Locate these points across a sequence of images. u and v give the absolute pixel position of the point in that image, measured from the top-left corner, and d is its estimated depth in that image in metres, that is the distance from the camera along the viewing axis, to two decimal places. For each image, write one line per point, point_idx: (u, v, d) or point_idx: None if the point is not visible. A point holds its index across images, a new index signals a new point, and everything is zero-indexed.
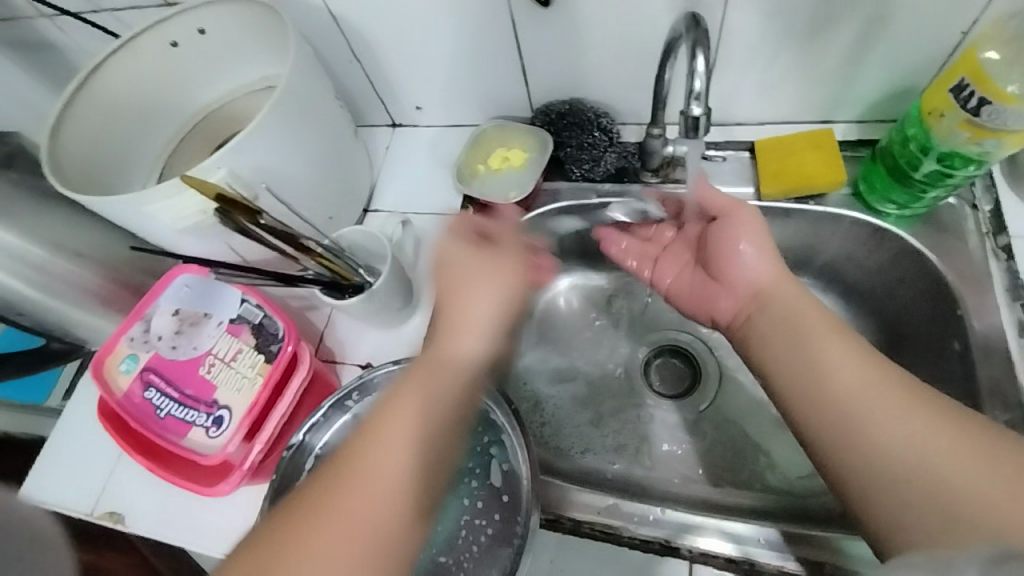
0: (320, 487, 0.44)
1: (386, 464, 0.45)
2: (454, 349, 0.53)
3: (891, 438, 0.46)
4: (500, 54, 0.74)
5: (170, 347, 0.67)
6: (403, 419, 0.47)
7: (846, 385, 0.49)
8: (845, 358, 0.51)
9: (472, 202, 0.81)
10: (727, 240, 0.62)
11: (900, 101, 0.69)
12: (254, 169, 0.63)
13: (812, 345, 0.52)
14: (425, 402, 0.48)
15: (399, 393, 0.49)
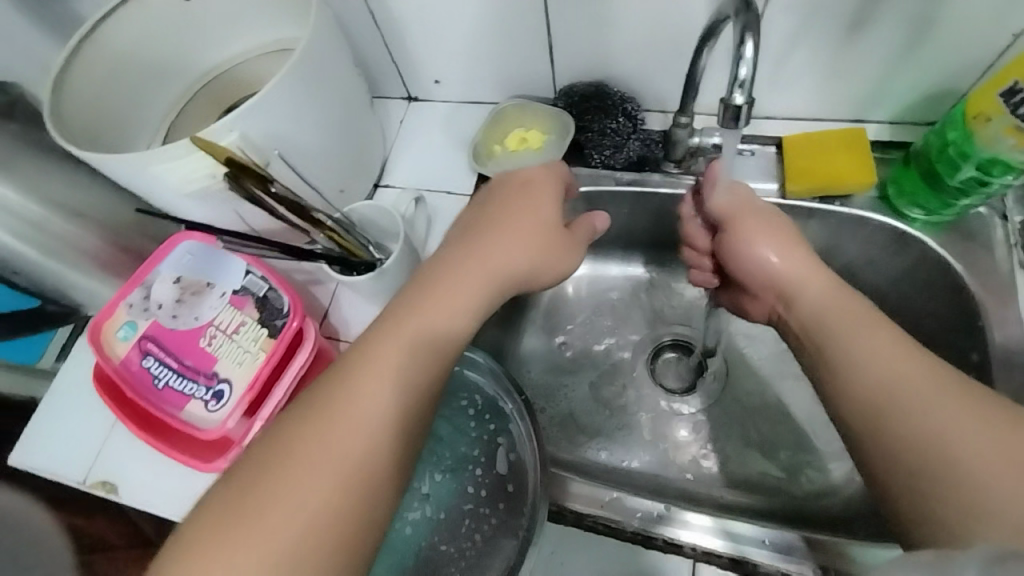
0: (321, 436, 0.42)
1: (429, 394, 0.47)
2: (438, 321, 0.49)
3: (925, 429, 0.43)
4: (528, 30, 0.71)
5: (170, 316, 0.65)
6: (384, 385, 0.45)
7: (881, 371, 0.46)
8: (877, 347, 0.48)
9: (487, 183, 0.79)
10: (747, 233, 0.60)
11: (936, 104, 0.67)
12: (267, 133, 0.60)
13: (843, 339, 0.50)
14: (406, 355, 0.46)
15: (374, 350, 0.46)
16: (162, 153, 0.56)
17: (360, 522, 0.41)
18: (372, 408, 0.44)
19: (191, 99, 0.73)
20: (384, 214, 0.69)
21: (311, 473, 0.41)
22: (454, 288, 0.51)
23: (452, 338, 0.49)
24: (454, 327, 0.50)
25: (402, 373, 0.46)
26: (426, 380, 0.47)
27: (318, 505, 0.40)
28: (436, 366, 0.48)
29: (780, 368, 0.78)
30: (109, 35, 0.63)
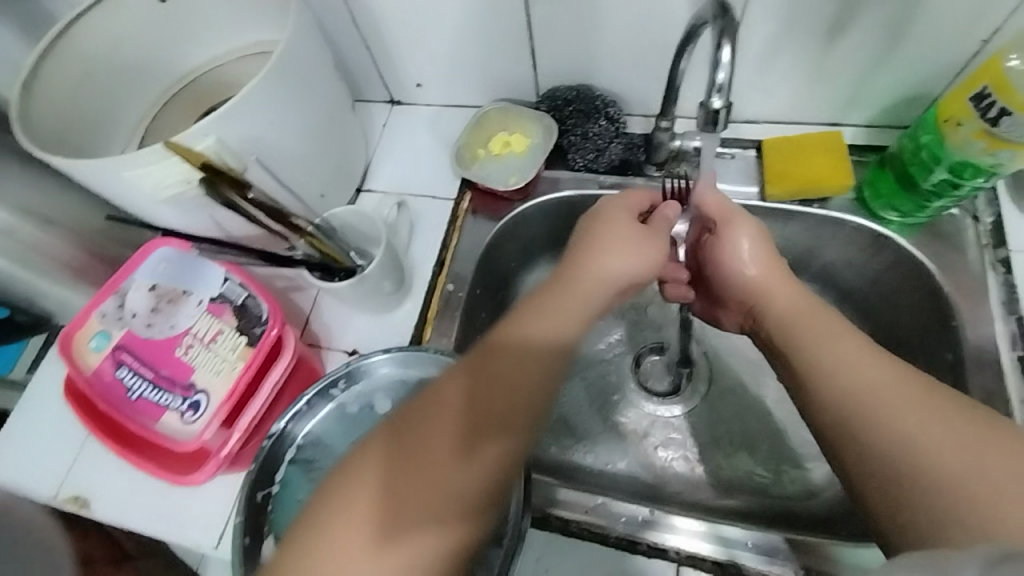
0: (439, 440, 0.43)
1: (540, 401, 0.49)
2: (550, 333, 0.51)
3: (888, 432, 0.43)
4: (510, 34, 0.71)
5: (145, 325, 0.63)
6: (505, 394, 0.47)
7: (849, 379, 0.47)
8: (846, 355, 0.49)
9: (470, 187, 0.79)
10: (726, 242, 0.60)
11: (909, 108, 0.68)
12: (243, 138, 0.58)
13: (812, 349, 0.51)
14: (499, 391, 0.47)
15: (490, 379, 0.47)
16: (133, 158, 0.54)
17: (410, 557, 0.40)
18: (496, 417, 0.46)
19: (167, 103, 0.72)
20: (366, 219, 0.68)
21: (436, 479, 0.42)
22: (545, 318, 0.52)
23: (557, 342, 0.51)
24: (559, 335, 0.52)
25: (522, 380, 0.48)
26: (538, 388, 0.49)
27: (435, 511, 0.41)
28: (544, 374, 0.50)
29: (762, 368, 0.79)
30: (83, 37, 0.62)
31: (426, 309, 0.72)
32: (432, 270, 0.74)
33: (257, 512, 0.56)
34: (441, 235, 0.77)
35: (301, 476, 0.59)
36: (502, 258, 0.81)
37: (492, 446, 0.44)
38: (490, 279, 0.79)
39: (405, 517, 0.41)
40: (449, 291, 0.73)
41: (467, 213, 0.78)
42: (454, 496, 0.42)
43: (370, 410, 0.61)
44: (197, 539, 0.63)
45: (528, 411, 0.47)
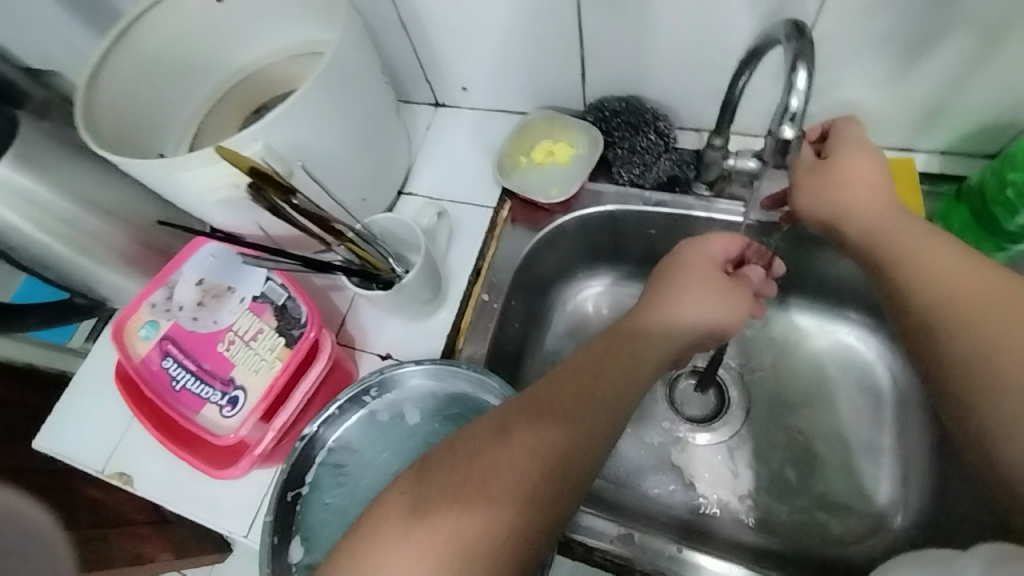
0: (549, 396, 0.47)
1: (647, 376, 0.51)
2: (663, 322, 0.53)
3: (978, 345, 0.43)
4: (561, 42, 0.70)
5: (191, 318, 0.66)
6: (613, 367, 0.49)
7: (954, 290, 0.46)
8: (950, 266, 0.47)
9: (510, 195, 0.78)
10: (852, 146, 0.53)
11: (993, 136, 0.62)
12: (291, 144, 0.60)
13: (914, 260, 0.48)
14: (575, 395, 0.47)
15: (601, 356, 0.50)
16: (186, 162, 0.56)
17: (492, 499, 0.41)
18: (607, 385, 0.48)
19: (221, 99, 0.74)
20: (401, 224, 0.68)
21: (538, 431, 0.45)
22: (642, 334, 0.52)
23: (685, 324, 0.54)
24: (679, 319, 0.54)
25: (635, 354, 0.51)
26: (644, 363, 0.51)
27: (534, 462, 0.43)
28: (653, 353, 0.52)
29: (806, 402, 0.74)
30: (142, 37, 0.65)
31: (460, 318, 0.71)
32: (467, 278, 0.74)
33: (286, 512, 0.58)
34: (478, 242, 0.76)
35: (329, 478, 0.60)
36: (539, 268, 0.79)
37: (534, 448, 0.44)
38: (525, 289, 0.78)
39: (438, 496, 0.41)
40: (483, 301, 0.72)
41: (506, 221, 0.77)
42: (546, 450, 0.44)
43: (399, 420, 0.61)
44: (230, 527, 0.65)
45: (637, 381, 0.50)
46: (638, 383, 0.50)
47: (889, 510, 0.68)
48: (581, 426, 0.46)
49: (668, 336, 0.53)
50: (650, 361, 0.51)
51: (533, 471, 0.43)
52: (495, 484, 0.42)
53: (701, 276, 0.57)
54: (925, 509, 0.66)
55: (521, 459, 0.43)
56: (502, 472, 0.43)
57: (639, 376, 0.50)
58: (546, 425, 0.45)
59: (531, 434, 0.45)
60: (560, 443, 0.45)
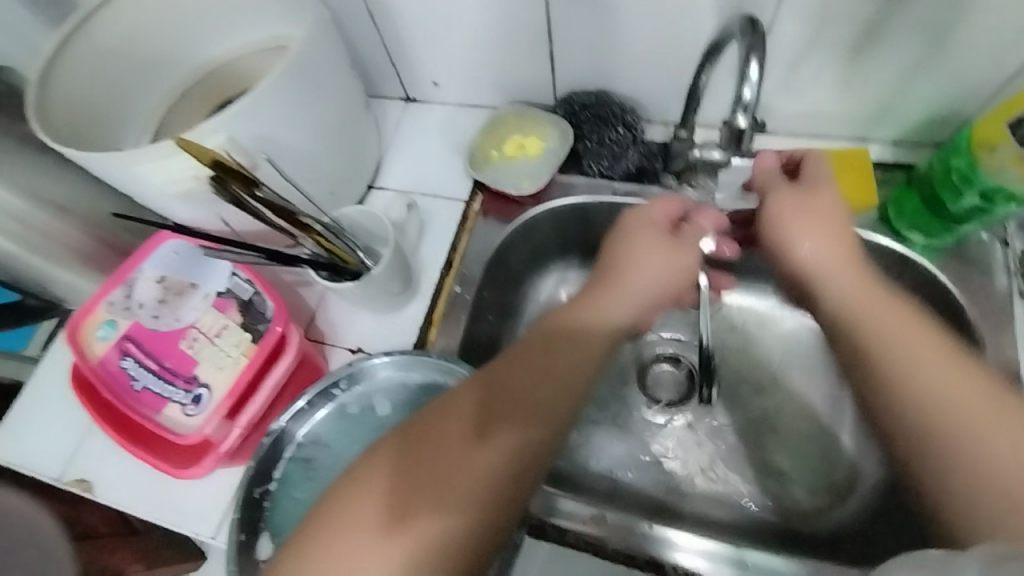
0: (483, 398, 0.47)
1: (584, 364, 0.51)
2: (598, 313, 0.53)
3: (933, 415, 0.43)
4: (529, 36, 0.70)
5: (152, 316, 0.63)
6: (547, 362, 0.50)
7: (909, 360, 0.46)
8: (910, 336, 0.47)
9: (482, 189, 0.78)
10: (789, 209, 0.54)
11: (940, 126, 0.65)
12: (255, 136, 0.58)
13: (869, 328, 0.49)
14: (539, 383, 0.49)
15: (534, 351, 0.50)
16: (145, 154, 0.54)
17: (444, 513, 0.42)
18: (542, 377, 0.49)
19: (184, 96, 0.71)
20: (368, 216, 0.67)
21: (477, 436, 0.45)
22: (604, 315, 0.53)
23: (622, 309, 0.54)
24: (614, 304, 0.54)
25: (570, 345, 0.51)
26: (581, 352, 0.51)
27: (480, 471, 0.44)
28: (589, 338, 0.52)
29: (773, 385, 0.76)
30: (99, 32, 0.63)
31: (432, 309, 0.71)
32: (439, 271, 0.74)
33: (253, 508, 0.56)
34: (450, 236, 0.76)
35: (298, 474, 0.58)
36: (512, 261, 0.80)
37: (510, 435, 0.46)
38: (498, 282, 0.78)
39: (410, 500, 0.43)
40: (456, 293, 0.72)
41: (478, 215, 0.77)
42: (490, 455, 0.45)
43: (369, 413, 0.60)
44: (196, 529, 0.63)
45: (575, 369, 0.50)
46: (575, 371, 0.50)
47: (852, 487, 0.71)
48: (520, 423, 0.47)
49: (603, 321, 0.53)
50: (589, 349, 0.52)
51: (481, 480, 0.44)
52: (476, 472, 0.44)
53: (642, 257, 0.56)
54: (886, 485, 0.69)
55: (467, 468, 0.44)
56: (481, 459, 0.45)
57: (578, 366, 0.50)
58: (515, 413, 0.47)
59: (502, 422, 0.46)
60: (502, 441, 0.45)
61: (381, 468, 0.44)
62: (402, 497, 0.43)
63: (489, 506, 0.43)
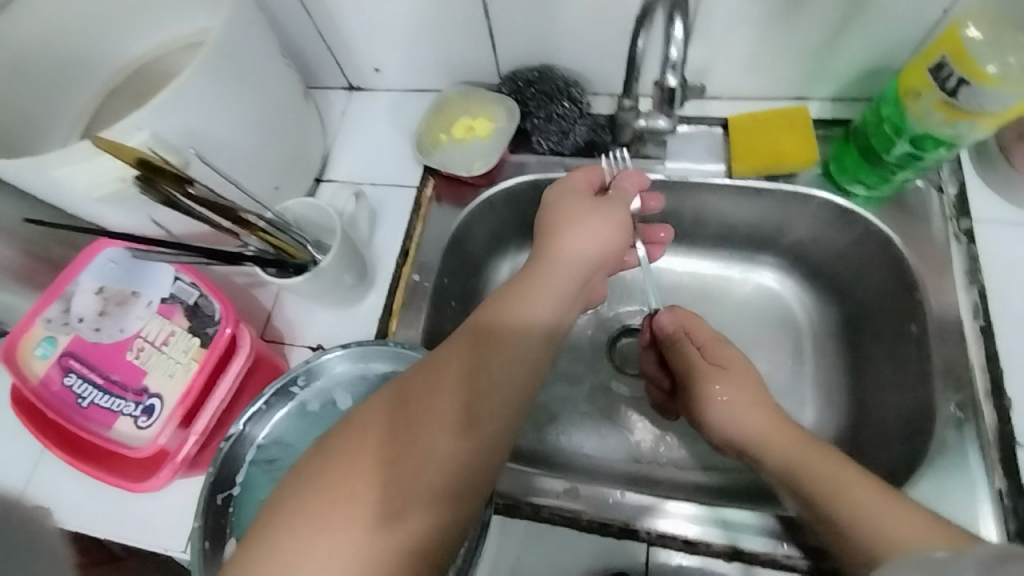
0: (448, 382, 0.46)
1: (541, 342, 0.51)
2: (544, 295, 0.54)
3: (801, 480, 0.50)
4: (464, 13, 0.68)
5: (94, 329, 0.61)
6: (505, 345, 0.49)
7: (770, 434, 0.54)
8: (764, 416, 0.56)
9: (434, 173, 0.77)
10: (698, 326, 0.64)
11: (873, 79, 0.67)
12: (182, 131, 0.55)
13: (728, 402, 0.57)
14: (501, 374, 0.48)
15: (492, 335, 0.49)
16: (67, 154, 0.52)
17: (426, 509, 0.41)
18: (506, 359, 0.49)
19: (112, 94, 0.68)
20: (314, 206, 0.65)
21: (451, 423, 0.44)
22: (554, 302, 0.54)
23: (565, 289, 0.55)
24: (559, 284, 0.55)
25: (524, 326, 0.51)
26: (536, 329, 0.51)
27: (457, 458, 0.43)
28: (541, 316, 0.52)
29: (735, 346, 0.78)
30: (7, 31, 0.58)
31: (391, 300, 0.70)
32: (396, 260, 0.72)
33: (217, 515, 0.55)
34: (405, 224, 0.75)
35: (261, 476, 0.57)
36: (471, 245, 0.79)
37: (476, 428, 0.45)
38: (458, 268, 0.77)
39: (389, 499, 0.41)
40: (414, 282, 0.71)
41: (432, 200, 0.76)
42: (465, 441, 0.44)
43: (331, 408, 0.59)
44: (163, 543, 0.61)
45: (531, 347, 0.50)
46: (533, 350, 0.50)
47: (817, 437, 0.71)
48: (490, 405, 0.46)
49: (552, 298, 0.54)
50: (544, 325, 0.52)
51: (462, 469, 0.43)
52: (446, 470, 0.42)
53: (577, 239, 0.58)
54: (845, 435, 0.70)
55: (447, 456, 0.43)
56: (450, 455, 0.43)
57: (535, 344, 0.51)
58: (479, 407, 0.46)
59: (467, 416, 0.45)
60: (475, 425, 0.45)
61: (348, 470, 0.41)
62: (375, 500, 0.40)
63: (468, 491, 0.43)
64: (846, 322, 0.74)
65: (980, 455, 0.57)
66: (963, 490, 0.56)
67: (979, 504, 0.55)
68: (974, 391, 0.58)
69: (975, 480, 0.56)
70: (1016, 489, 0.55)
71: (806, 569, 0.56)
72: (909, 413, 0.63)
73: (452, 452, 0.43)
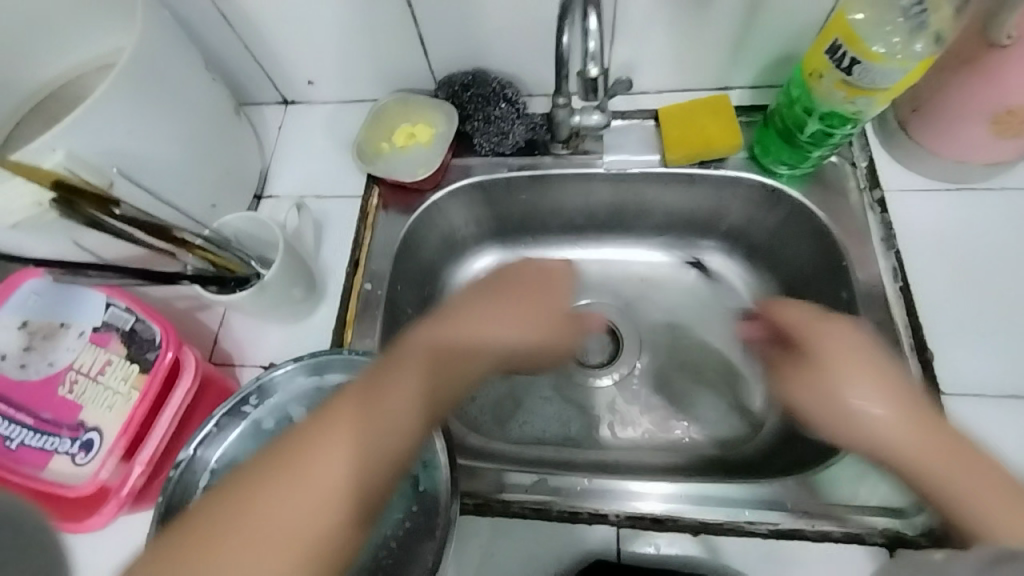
0: (421, 384, 0.44)
1: (504, 357, 0.50)
2: (520, 319, 0.52)
3: (921, 460, 0.44)
4: (394, 22, 0.69)
5: (18, 367, 0.57)
6: (467, 360, 0.48)
7: (877, 409, 0.48)
8: (858, 377, 0.50)
9: (378, 182, 0.76)
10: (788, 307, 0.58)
11: (783, 66, 0.72)
12: (102, 151, 0.54)
13: (835, 373, 0.51)
14: (444, 391, 0.46)
15: (471, 342, 0.49)
16: None
17: (343, 524, 0.37)
18: (472, 368, 0.48)
19: (25, 120, 0.64)
20: (251, 220, 0.63)
21: (411, 431, 0.42)
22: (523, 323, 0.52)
23: (507, 323, 0.51)
24: (528, 305, 0.53)
25: (490, 336, 0.50)
26: (495, 348, 0.50)
27: (392, 472, 0.41)
28: (515, 330, 0.51)
29: (686, 328, 0.81)
30: None
31: (344, 311, 0.69)
32: (346, 272, 0.72)
33: None
34: (353, 234, 0.74)
35: None
36: (422, 250, 0.79)
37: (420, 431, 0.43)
38: (411, 274, 0.77)
39: (322, 509, 0.37)
40: (366, 291, 0.70)
41: (378, 209, 0.75)
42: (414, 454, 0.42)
43: (287, 423, 0.58)
44: None
45: (492, 357, 0.50)
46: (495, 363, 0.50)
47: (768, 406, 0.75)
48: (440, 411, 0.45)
49: (524, 314, 0.52)
50: (510, 334, 0.51)
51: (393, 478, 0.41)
52: (383, 473, 0.40)
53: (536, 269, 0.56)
54: None
55: (389, 469, 0.41)
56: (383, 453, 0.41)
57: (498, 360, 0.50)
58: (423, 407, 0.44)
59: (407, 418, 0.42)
60: (424, 441, 0.43)
61: (309, 456, 0.38)
62: (316, 501, 0.37)
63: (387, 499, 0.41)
64: (784, 295, 0.78)
65: None
66: None
67: None
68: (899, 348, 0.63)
69: None
70: None
71: (768, 534, 0.57)
72: None
73: (391, 466, 0.41)
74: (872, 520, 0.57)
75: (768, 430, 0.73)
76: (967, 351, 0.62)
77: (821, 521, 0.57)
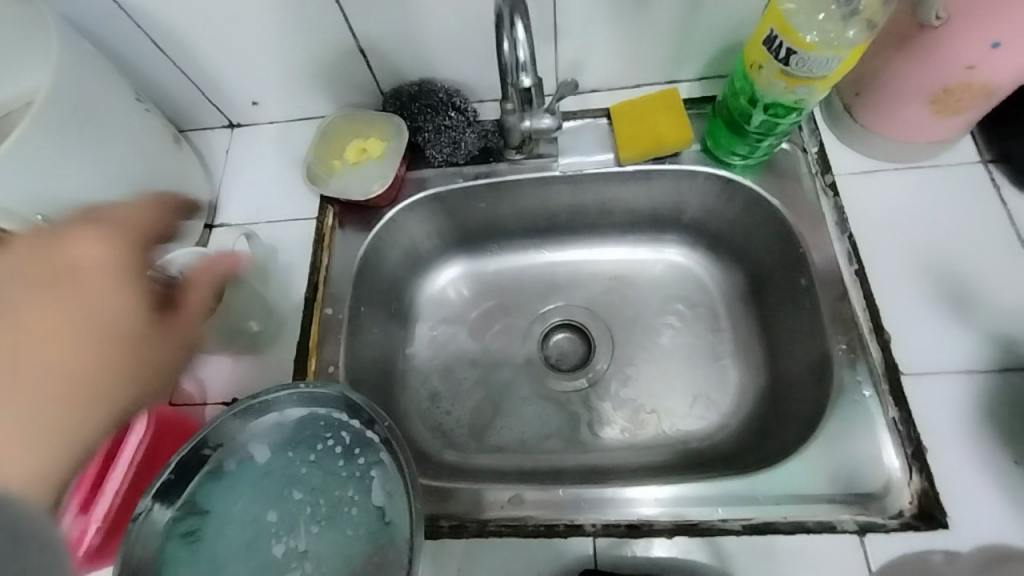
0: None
1: (98, 315, 0.39)
2: (87, 256, 0.41)
3: None
4: (332, 38, 0.68)
5: None
6: (54, 313, 0.37)
7: None
8: None
9: (332, 202, 0.75)
10: None
11: (729, 56, 0.72)
12: (30, 196, 0.53)
13: None
14: (58, 329, 0.37)
15: (37, 293, 0.38)
16: None
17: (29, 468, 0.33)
18: (65, 336, 0.37)
19: None
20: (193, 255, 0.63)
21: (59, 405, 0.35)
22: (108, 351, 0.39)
23: (93, 256, 0.41)
24: (117, 248, 0.43)
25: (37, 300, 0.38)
26: (79, 323, 0.38)
27: (58, 453, 0.35)
28: (76, 306, 0.39)
29: (656, 324, 0.80)
30: None
31: (305, 337, 0.67)
32: (304, 297, 0.70)
33: None
34: (309, 256, 0.72)
35: (178, 552, 0.52)
36: (384, 268, 0.77)
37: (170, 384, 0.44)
38: (374, 293, 0.76)
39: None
40: (327, 315, 0.69)
41: (334, 229, 0.74)
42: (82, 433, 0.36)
43: (250, 462, 0.56)
44: None
45: (91, 319, 0.39)
46: (115, 316, 0.40)
47: (742, 394, 0.75)
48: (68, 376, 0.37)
49: (110, 260, 0.41)
50: (113, 302, 0.40)
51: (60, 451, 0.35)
52: (117, 399, 0.39)
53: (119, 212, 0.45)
54: (766, 389, 0.74)
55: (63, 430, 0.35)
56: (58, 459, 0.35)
57: (98, 336, 0.39)
58: (76, 372, 0.37)
59: (141, 381, 0.41)
60: (93, 394, 0.38)
61: None
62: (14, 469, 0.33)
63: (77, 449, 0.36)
64: (749, 283, 0.79)
65: (874, 386, 0.62)
66: (864, 422, 0.61)
67: (878, 435, 0.60)
68: (860, 330, 0.64)
69: (871, 413, 0.61)
70: (907, 415, 0.59)
71: (743, 530, 0.57)
72: (812, 358, 0.68)
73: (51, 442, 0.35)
74: (841, 509, 0.58)
75: (743, 420, 0.74)
76: (928, 328, 0.63)
77: (792, 513, 0.58)
